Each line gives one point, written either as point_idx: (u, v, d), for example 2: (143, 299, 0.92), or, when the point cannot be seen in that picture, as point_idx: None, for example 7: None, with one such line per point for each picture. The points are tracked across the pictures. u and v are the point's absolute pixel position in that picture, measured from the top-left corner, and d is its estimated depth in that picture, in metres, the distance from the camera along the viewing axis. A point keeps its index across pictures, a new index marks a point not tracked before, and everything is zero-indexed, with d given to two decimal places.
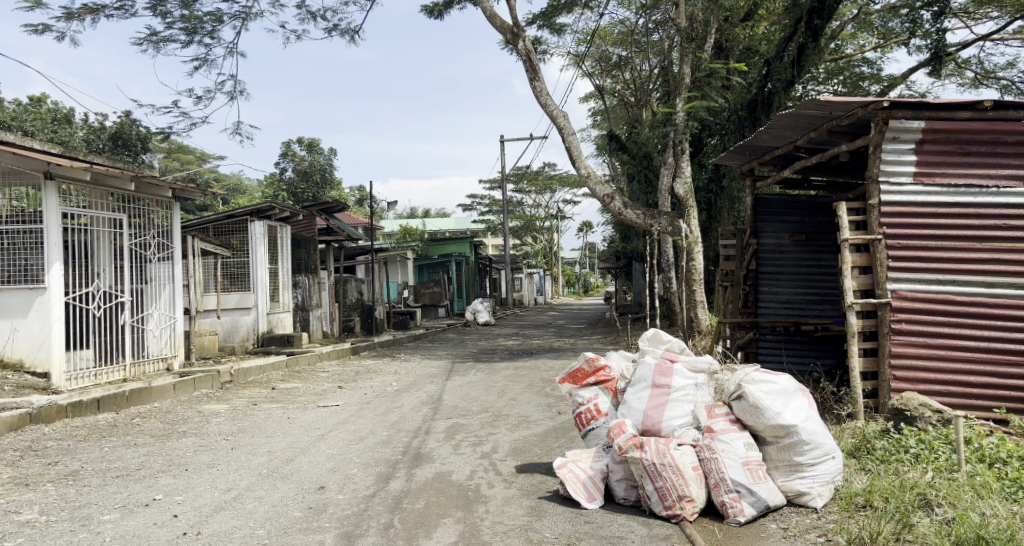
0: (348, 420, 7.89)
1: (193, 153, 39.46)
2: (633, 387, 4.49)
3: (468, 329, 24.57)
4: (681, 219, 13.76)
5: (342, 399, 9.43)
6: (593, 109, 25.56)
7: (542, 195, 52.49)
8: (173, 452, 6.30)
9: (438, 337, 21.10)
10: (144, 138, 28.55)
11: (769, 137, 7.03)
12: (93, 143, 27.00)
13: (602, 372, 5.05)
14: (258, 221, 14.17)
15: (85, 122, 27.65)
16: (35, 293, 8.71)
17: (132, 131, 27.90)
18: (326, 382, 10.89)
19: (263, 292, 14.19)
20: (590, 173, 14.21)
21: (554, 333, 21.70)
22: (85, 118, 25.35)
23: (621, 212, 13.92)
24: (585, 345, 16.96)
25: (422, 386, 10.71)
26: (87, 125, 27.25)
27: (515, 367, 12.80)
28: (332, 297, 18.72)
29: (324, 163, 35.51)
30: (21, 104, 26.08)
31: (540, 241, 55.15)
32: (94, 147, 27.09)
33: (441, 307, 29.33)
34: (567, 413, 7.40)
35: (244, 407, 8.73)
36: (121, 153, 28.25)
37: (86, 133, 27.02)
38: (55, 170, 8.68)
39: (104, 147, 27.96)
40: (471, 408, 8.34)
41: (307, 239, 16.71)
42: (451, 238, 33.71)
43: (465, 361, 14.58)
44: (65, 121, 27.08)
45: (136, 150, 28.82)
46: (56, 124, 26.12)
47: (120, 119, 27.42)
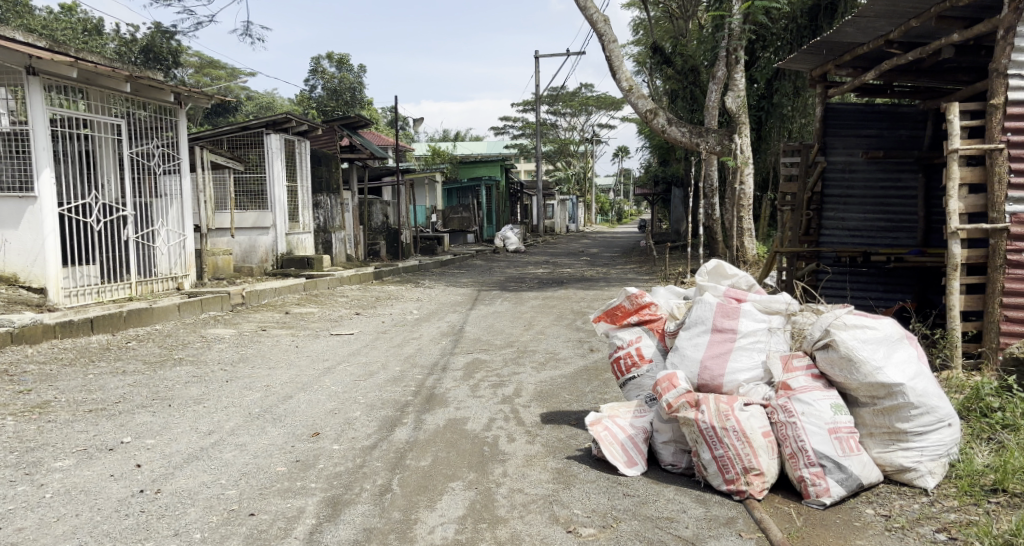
0: (360, 351, 7.21)
1: (224, 69, 38.41)
2: (687, 330, 3.65)
3: (497, 256, 23.85)
4: (732, 138, 12.78)
5: (358, 327, 8.77)
6: (634, 22, 24.13)
7: (576, 117, 50.76)
8: (162, 382, 5.66)
9: (465, 263, 20.41)
10: (175, 52, 27.70)
11: (854, 31, 6.05)
12: (124, 57, 26.28)
13: (646, 311, 4.22)
14: (273, 133, 13.35)
15: (116, 34, 26.82)
16: (28, 202, 8.12)
17: (162, 44, 27.08)
18: (343, 307, 10.28)
19: (283, 211, 13.54)
20: (632, 87, 13.08)
21: (586, 262, 20.87)
22: (114, 29, 24.56)
23: (665, 129, 12.92)
24: (620, 275, 16.10)
25: (444, 315, 10.02)
26: (119, 37, 26.47)
27: (544, 297, 12.04)
28: (356, 219, 18.04)
29: (353, 81, 34.35)
30: (53, 13, 25.45)
31: (573, 167, 53.73)
32: (126, 60, 26.26)
33: (470, 232, 28.56)
34: (600, 352, 6.63)
35: (252, 333, 8.14)
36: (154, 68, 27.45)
37: (115, 45, 26.31)
38: (38, 65, 8.02)
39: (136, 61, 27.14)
40: (497, 341, 7.61)
41: (329, 155, 15.89)
42: (481, 160, 32.72)
43: (492, 289, 13.87)
44: (94, 33, 26.24)
45: (168, 64, 27.89)
46: (86, 35, 25.36)
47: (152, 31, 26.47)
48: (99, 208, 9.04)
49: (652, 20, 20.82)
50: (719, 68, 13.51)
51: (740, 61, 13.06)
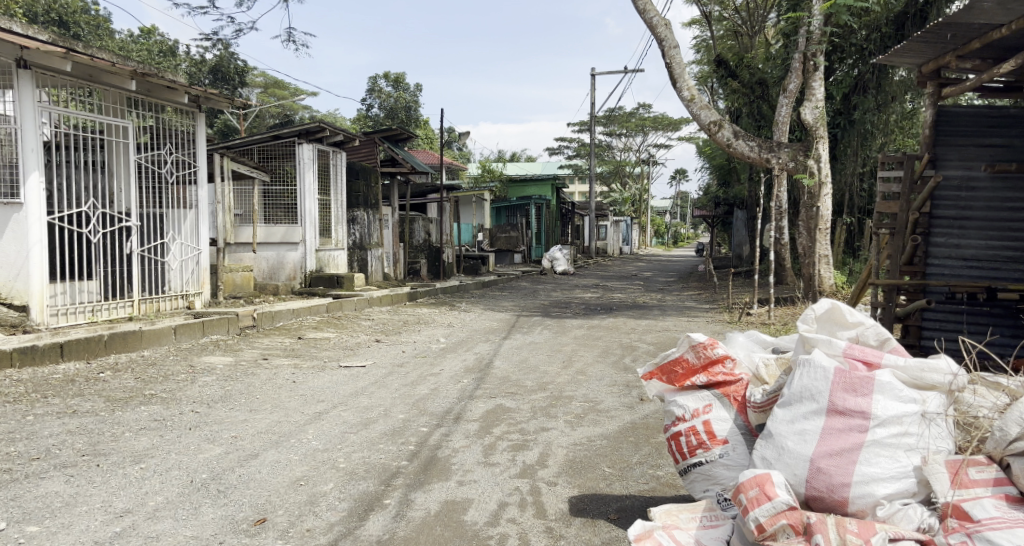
0: (365, 390, 6.08)
1: (289, 89, 38.72)
2: (792, 406, 2.60)
3: (545, 278, 22.64)
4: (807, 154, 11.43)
5: (373, 358, 7.66)
6: (696, 38, 22.89)
7: (633, 138, 49.44)
8: (110, 429, 4.64)
9: (509, 285, 19.24)
10: (241, 72, 27.91)
11: (989, 9, 4.69)
12: (195, 77, 26.62)
13: (716, 369, 2.98)
14: (307, 144, 12.47)
15: (186, 54, 27.05)
16: (12, 209, 7.41)
17: (231, 64, 27.39)
18: (363, 333, 9.19)
19: (312, 226, 12.65)
20: (693, 97, 11.87)
21: (640, 287, 19.45)
22: (182, 49, 24.75)
23: (731, 143, 11.71)
24: (675, 302, 14.70)
25: (473, 346, 8.86)
26: (189, 57, 26.70)
27: (590, 327, 10.75)
28: (395, 236, 17.11)
29: (408, 100, 33.91)
30: (130, 36, 25.89)
31: (629, 189, 52.28)
32: (196, 81, 26.54)
33: (517, 252, 27.52)
34: (651, 404, 5.33)
35: (251, 363, 7.12)
36: (221, 87, 27.63)
37: (185, 65, 26.61)
38: (30, 58, 7.29)
39: (203, 81, 27.42)
40: (528, 384, 6.36)
41: (368, 169, 14.84)
42: (531, 179, 31.90)
43: (533, 315, 12.68)
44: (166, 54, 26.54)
45: (234, 84, 28.06)
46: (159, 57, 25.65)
47: (221, 52, 26.75)
48: (97, 217, 8.26)
49: (715, 35, 19.63)
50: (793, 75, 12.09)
51: (819, 69, 11.68)
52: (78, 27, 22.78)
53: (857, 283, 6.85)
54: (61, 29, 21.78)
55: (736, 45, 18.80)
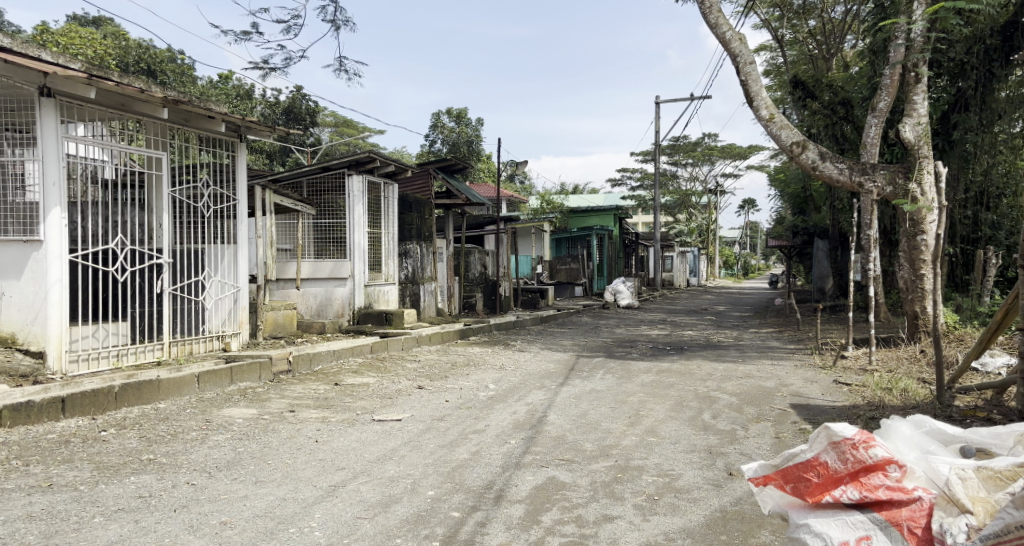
0: (396, 453, 5.19)
1: (358, 127, 39.14)
2: None
3: (609, 312, 21.52)
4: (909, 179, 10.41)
5: (413, 409, 6.76)
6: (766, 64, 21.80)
7: (699, 168, 48.05)
8: (81, 512, 3.87)
9: (570, 320, 18.23)
10: (312, 111, 28.12)
11: None
12: (269, 119, 26.86)
13: (859, 479, 3.10)
14: (356, 174, 11.67)
15: (261, 96, 27.42)
16: (31, 248, 6.80)
17: (302, 104, 27.64)
18: (407, 378, 8.30)
19: (362, 259, 11.76)
20: (773, 116, 11.10)
21: (712, 323, 18.14)
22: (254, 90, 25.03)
23: (817, 165, 10.91)
24: (754, 343, 13.40)
25: (526, 394, 7.90)
26: (264, 99, 27.07)
27: (660, 371, 9.65)
28: (451, 269, 16.37)
29: (471, 135, 33.56)
30: (208, 80, 26.46)
31: (696, 219, 50.70)
32: (270, 122, 26.86)
33: (578, 285, 26.53)
34: (743, 485, 4.24)
35: (277, 415, 6.31)
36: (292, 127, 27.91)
37: (260, 107, 26.92)
38: (54, 85, 6.70)
39: (276, 122, 27.76)
40: (590, 449, 5.36)
41: (422, 201, 14.13)
42: (593, 210, 31.24)
43: (596, 355, 11.64)
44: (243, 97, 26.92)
45: (306, 124, 28.28)
46: (236, 100, 26.05)
47: (292, 93, 27.05)
48: (125, 254, 7.60)
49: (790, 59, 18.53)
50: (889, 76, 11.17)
51: (922, 79, 10.60)
52: (163, 75, 23.22)
53: (997, 320, 5.68)
54: (151, 77, 22.12)
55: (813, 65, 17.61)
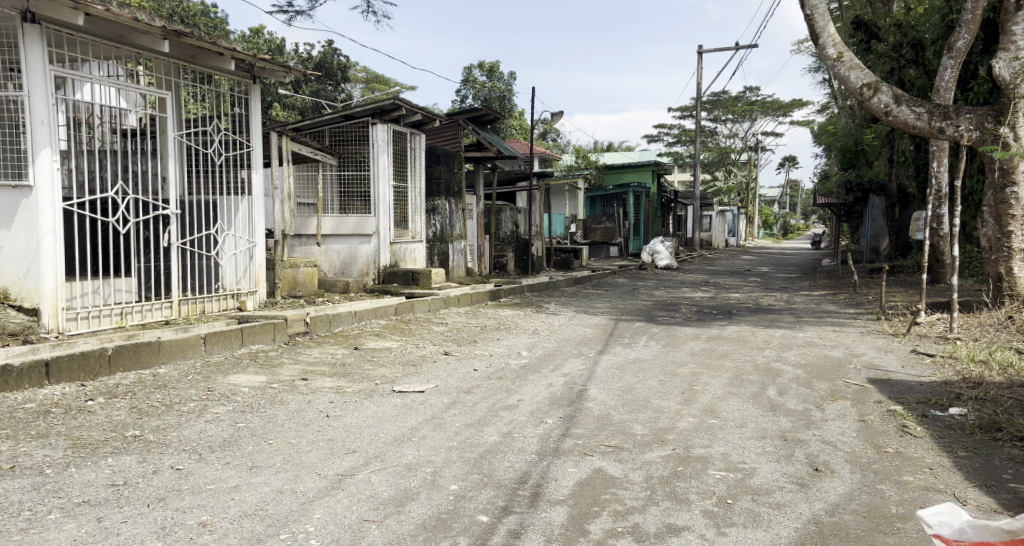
0: (418, 432, 4.53)
1: (391, 83, 38.27)
2: None
3: (647, 273, 20.67)
4: (994, 121, 10.49)
5: (439, 379, 6.09)
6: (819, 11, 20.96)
7: (739, 124, 46.34)
8: (44, 503, 3.26)
9: (606, 282, 17.46)
10: (344, 65, 27.37)
11: None
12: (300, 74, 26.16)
13: None
14: (380, 124, 10.86)
15: (293, 50, 26.70)
16: (21, 194, 6.13)
17: (334, 58, 26.83)
18: (434, 344, 7.59)
19: (387, 214, 11.02)
20: (842, 57, 11.08)
21: (758, 284, 17.23)
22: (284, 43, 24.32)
23: (891, 110, 10.83)
24: (808, 307, 12.54)
25: (563, 365, 7.24)
26: (295, 54, 26.33)
27: (709, 341, 8.91)
28: (480, 228, 15.69)
29: (503, 89, 32.50)
30: (237, 35, 25.76)
31: (735, 177, 49.15)
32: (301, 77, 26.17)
33: (614, 244, 25.64)
34: (830, 496, 3.56)
35: (290, 382, 5.51)
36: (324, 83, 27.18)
37: (292, 62, 26.26)
38: (38, 10, 5.94)
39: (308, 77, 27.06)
40: (642, 437, 4.69)
41: (451, 153, 13.29)
42: (631, 166, 30.15)
43: (637, 320, 10.90)
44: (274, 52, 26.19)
45: (337, 79, 27.48)
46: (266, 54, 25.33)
47: (324, 47, 26.27)
48: (127, 203, 6.87)
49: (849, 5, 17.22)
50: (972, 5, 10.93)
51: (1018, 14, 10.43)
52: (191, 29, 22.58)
53: None
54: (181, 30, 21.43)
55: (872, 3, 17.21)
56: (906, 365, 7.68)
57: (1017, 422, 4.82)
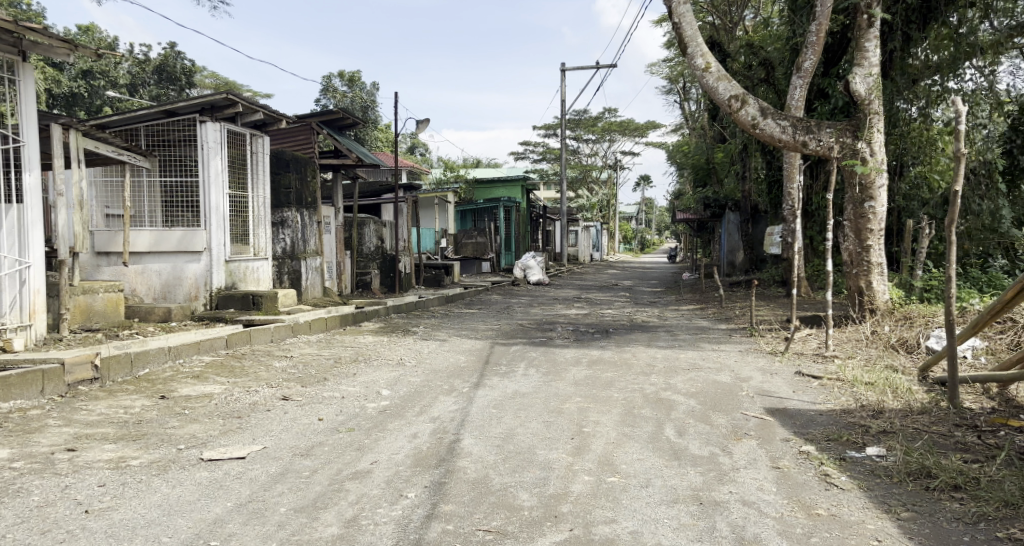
0: (224, 529, 3.29)
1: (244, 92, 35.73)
2: None
3: (519, 289, 19.94)
4: (852, 135, 10.55)
5: (268, 434, 4.78)
6: (670, 40, 21.89)
7: (600, 143, 47.32)
8: None
9: (477, 300, 16.50)
10: (187, 70, 24.98)
11: None
12: (135, 77, 23.51)
13: None
14: (210, 122, 9.30)
15: (126, 50, 23.98)
16: None
17: (176, 61, 24.37)
18: (269, 386, 6.22)
19: (220, 226, 9.41)
20: (709, 67, 10.88)
21: (629, 300, 16.92)
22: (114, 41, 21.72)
23: (758, 124, 10.67)
24: (683, 324, 12.17)
25: (429, 408, 6.13)
26: (129, 54, 23.67)
27: (592, 368, 8.12)
28: (340, 243, 14.24)
29: (365, 99, 31.11)
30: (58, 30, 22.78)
31: (598, 194, 50.20)
32: (136, 80, 23.51)
33: (486, 260, 24.83)
34: None
35: (49, 456, 4.05)
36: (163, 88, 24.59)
37: (125, 64, 23.54)
38: None
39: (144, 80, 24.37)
40: (530, 519, 3.71)
41: (302, 159, 11.80)
42: (499, 181, 29.63)
43: (512, 343, 9.99)
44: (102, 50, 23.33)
45: (179, 83, 24.96)
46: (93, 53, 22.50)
47: (163, 47, 23.79)
48: None
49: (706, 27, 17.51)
50: (820, 25, 11.23)
51: (868, 32, 10.62)
52: None
53: None
54: None
55: (720, 27, 17.80)
56: (796, 390, 7.21)
57: (943, 465, 4.74)
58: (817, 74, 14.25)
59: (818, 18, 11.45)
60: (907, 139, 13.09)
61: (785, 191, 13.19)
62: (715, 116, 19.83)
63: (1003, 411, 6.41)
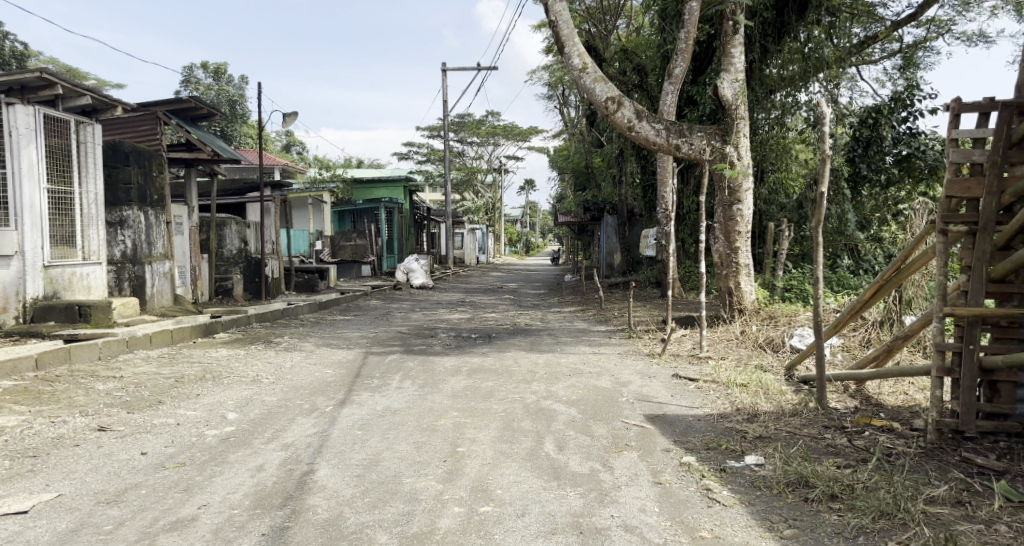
0: None
1: (96, 83, 32.80)
2: None
3: (398, 294, 19.18)
4: (721, 138, 10.67)
5: (71, 479, 4.24)
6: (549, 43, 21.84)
7: (484, 146, 47.09)
8: None
9: (352, 305, 15.64)
10: (23, 55, 22.47)
11: None
12: None
13: None
14: (20, 105, 8.09)
15: None
16: None
17: (9, 45, 21.84)
18: (84, 415, 5.33)
19: (35, 226, 8.19)
20: (585, 66, 10.66)
21: (511, 303, 16.60)
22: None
23: (633, 126, 10.58)
24: (565, 327, 11.95)
25: (281, 434, 5.45)
26: None
27: (470, 377, 7.64)
28: (195, 246, 13.07)
29: (234, 94, 29.24)
30: None
31: (483, 197, 49.97)
32: None
33: (364, 263, 23.85)
34: None
35: None
36: None
37: None
38: None
39: None
40: None
41: (146, 152, 10.61)
42: (379, 181, 28.68)
43: (385, 351, 9.36)
44: None
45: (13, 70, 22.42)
46: None
47: None
48: None
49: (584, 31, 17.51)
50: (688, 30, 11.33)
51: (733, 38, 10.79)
52: None
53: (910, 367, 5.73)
54: None
55: (599, 31, 17.87)
56: (674, 394, 7.04)
57: (820, 473, 4.58)
58: (685, 81, 14.51)
59: (686, 25, 11.56)
60: (766, 145, 13.40)
61: (658, 194, 13.34)
62: (593, 121, 19.94)
63: (866, 410, 6.48)
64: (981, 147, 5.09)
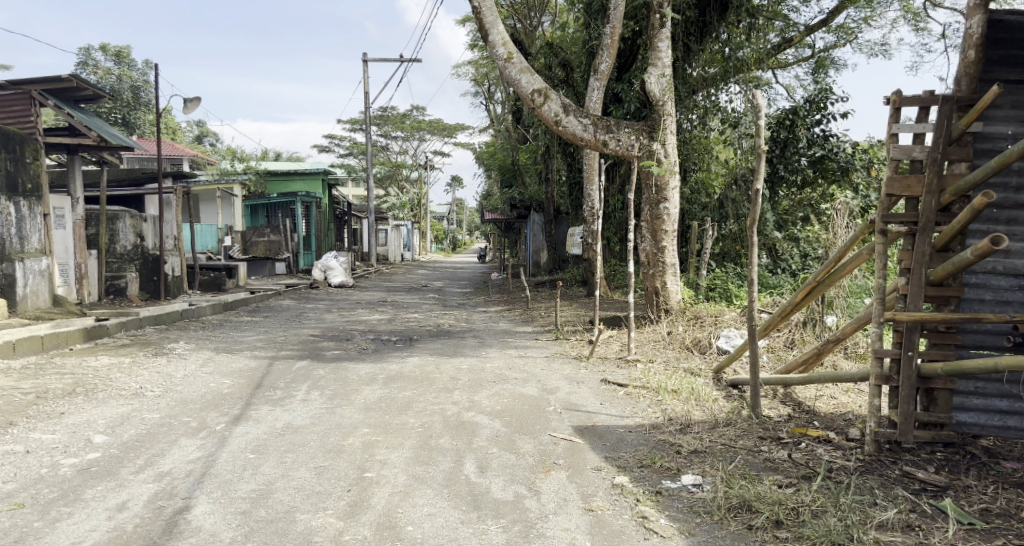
0: None
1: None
2: None
3: (315, 292, 18.20)
4: (648, 135, 10.34)
5: None
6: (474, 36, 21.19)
7: (409, 141, 46.04)
8: None
9: (263, 305, 14.63)
10: None
11: None
12: None
13: None
14: None
15: None
16: None
17: None
18: None
19: None
20: (510, 56, 10.13)
21: (435, 302, 15.93)
22: None
23: (560, 120, 10.12)
24: (490, 328, 11.39)
25: (156, 460, 4.69)
26: None
27: (385, 385, 6.99)
28: (80, 241, 11.85)
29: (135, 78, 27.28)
30: None
31: (408, 192, 48.88)
32: None
33: (279, 260, 22.68)
34: None
35: None
36: None
37: None
38: None
39: None
40: None
41: (15, 135, 9.44)
42: (296, 173, 27.37)
43: (292, 357, 8.58)
44: None
45: None
46: None
47: None
48: None
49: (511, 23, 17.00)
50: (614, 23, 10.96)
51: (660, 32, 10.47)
52: None
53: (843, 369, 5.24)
54: None
55: (527, 24, 17.39)
56: (604, 402, 6.58)
57: (762, 495, 4.19)
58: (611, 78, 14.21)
59: (612, 19, 11.19)
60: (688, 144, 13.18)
61: (584, 191, 12.97)
62: (518, 117, 19.49)
63: (800, 418, 6.18)
64: (921, 143, 4.63)
